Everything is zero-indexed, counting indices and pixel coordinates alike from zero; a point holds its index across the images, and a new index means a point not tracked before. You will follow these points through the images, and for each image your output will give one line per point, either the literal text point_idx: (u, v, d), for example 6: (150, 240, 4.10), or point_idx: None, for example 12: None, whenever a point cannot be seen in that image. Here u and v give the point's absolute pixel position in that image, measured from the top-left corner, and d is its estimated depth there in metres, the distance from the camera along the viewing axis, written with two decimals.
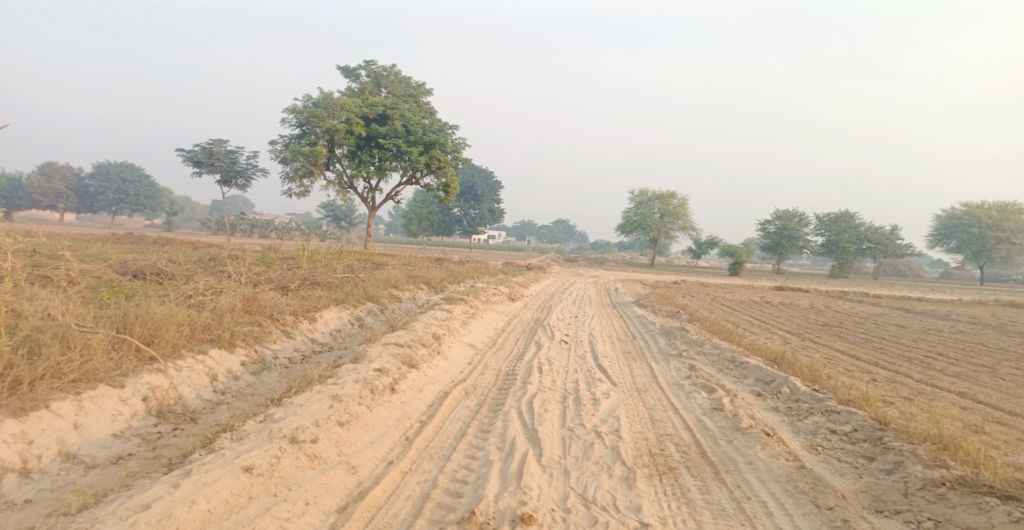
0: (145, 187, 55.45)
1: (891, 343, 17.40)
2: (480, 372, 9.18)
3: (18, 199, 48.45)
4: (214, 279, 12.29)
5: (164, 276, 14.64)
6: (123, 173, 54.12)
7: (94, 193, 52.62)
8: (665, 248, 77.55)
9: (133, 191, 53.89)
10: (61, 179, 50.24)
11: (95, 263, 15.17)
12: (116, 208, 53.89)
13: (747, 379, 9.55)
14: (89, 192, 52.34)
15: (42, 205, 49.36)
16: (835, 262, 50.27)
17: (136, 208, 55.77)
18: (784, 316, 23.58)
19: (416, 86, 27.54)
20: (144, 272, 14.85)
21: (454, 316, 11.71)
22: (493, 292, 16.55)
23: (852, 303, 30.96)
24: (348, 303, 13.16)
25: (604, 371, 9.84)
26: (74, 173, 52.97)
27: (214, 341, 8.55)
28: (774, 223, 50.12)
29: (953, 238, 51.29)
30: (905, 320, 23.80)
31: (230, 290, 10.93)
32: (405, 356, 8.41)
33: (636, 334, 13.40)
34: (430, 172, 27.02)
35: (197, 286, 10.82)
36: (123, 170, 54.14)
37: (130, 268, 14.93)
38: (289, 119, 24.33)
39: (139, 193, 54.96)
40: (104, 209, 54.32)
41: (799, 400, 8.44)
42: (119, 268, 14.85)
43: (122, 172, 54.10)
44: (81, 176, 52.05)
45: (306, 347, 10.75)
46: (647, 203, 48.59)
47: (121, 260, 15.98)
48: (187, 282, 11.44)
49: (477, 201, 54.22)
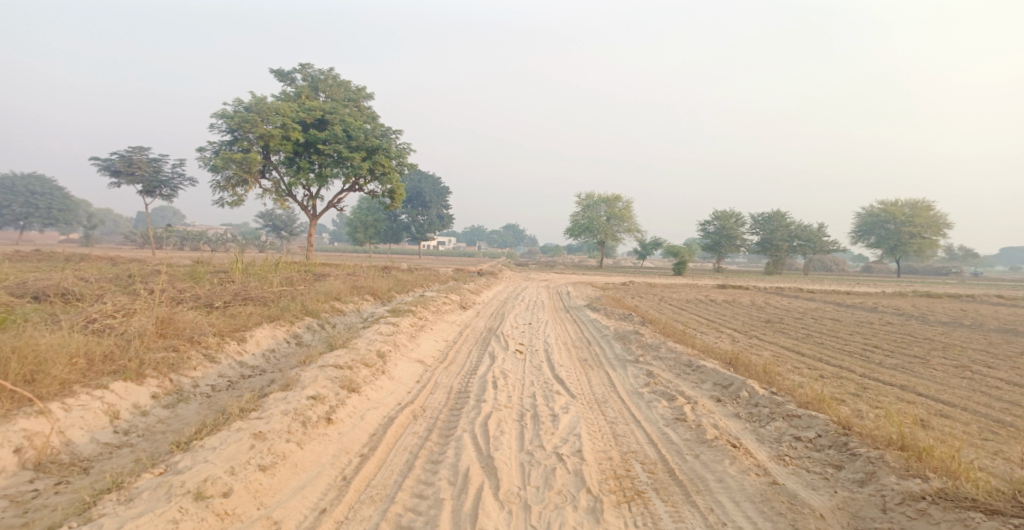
0: (57, 200, 52.13)
1: (832, 337, 17.55)
2: (430, 391, 8.47)
3: None
4: (131, 297, 11.15)
5: (72, 297, 13.27)
6: (32, 185, 50.66)
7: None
8: (608, 251, 78.23)
9: (43, 204, 50.67)
10: None
11: None
12: (24, 223, 50.26)
13: (706, 384, 9.10)
14: None
15: None
16: (769, 260, 51.56)
17: (48, 222, 52.28)
18: (730, 314, 23.68)
19: (356, 90, 26.55)
20: (49, 293, 13.44)
21: (401, 330, 10.94)
22: (442, 300, 15.80)
23: (789, 299, 31.59)
24: (283, 320, 12.19)
25: (561, 382, 9.28)
26: None
27: (117, 373, 7.70)
28: (713, 223, 51.00)
29: (873, 234, 53.48)
30: (839, 313, 24.31)
31: (144, 311, 9.90)
32: (345, 379, 7.64)
33: (591, 340, 12.93)
34: (374, 178, 26.03)
35: (106, 307, 9.78)
36: (32, 182, 50.69)
37: (33, 288, 13.50)
38: (219, 125, 22.95)
39: (51, 206, 51.59)
40: (13, 224, 50.55)
41: (759, 404, 7.87)
42: (18, 288, 13.39)
43: (30, 183, 50.64)
44: None
45: (234, 371, 9.84)
46: (593, 206, 48.63)
47: (23, 279, 14.46)
48: (97, 303, 10.32)
49: (426, 208, 52.51)
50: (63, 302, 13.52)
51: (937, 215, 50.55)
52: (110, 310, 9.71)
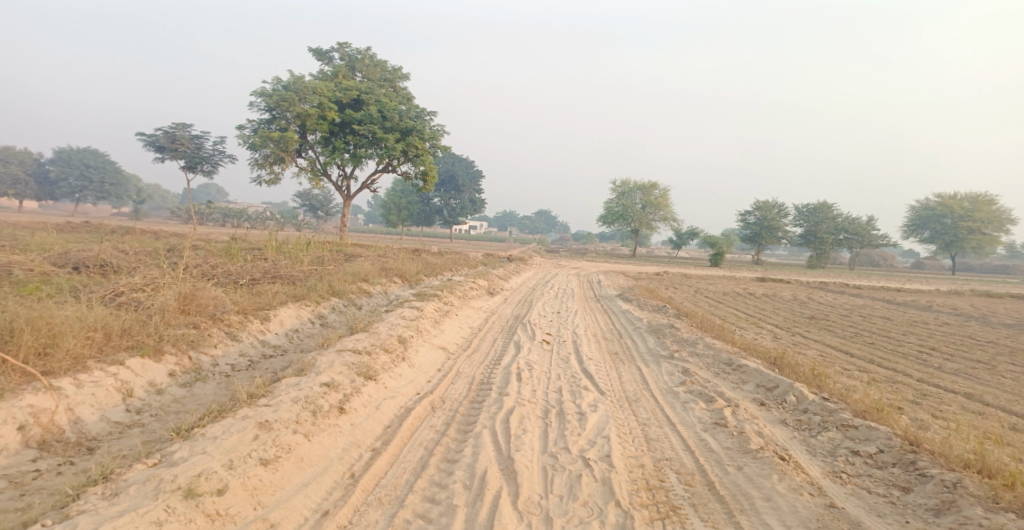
0: (109, 173, 53.19)
1: (882, 337, 16.59)
2: (451, 381, 8.07)
3: None
4: (159, 271, 10.98)
5: (109, 269, 13.20)
6: (86, 159, 51.90)
7: (54, 179, 50.16)
8: (644, 240, 77.16)
9: (96, 178, 51.76)
10: (19, 164, 48.06)
11: (31, 255, 13.71)
12: (80, 196, 51.51)
13: (747, 385, 8.53)
14: (50, 178, 49.88)
15: None
16: (813, 253, 49.92)
17: (100, 196, 53.53)
18: (770, 309, 22.75)
19: (393, 70, 26.17)
20: (87, 264, 13.40)
21: (425, 315, 10.55)
22: (470, 285, 15.38)
23: (834, 294, 30.40)
24: (309, 300, 11.92)
25: (589, 377, 8.81)
26: (33, 157, 50.72)
27: (134, 349, 7.48)
28: (754, 214, 49.56)
29: (927, 228, 51.33)
30: (889, 311, 23.19)
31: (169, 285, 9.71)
32: (362, 365, 7.28)
33: (623, 333, 12.37)
34: (408, 159, 25.68)
35: (133, 280, 9.60)
36: (86, 156, 51.90)
37: (70, 259, 13.50)
38: (258, 103, 22.84)
39: (104, 180, 52.76)
40: (67, 197, 51.94)
41: (808, 411, 7.27)
42: (59, 259, 13.38)
43: (85, 157, 51.82)
44: (41, 161, 49.83)
45: (255, 350, 9.60)
46: (629, 193, 47.67)
47: (61, 251, 14.50)
48: (123, 276, 10.17)
49: (458, 192, 52.31)
50: (100, 273, 13.48)
51: (999, 210, 48.12)
52: (137, 283, 9.50)
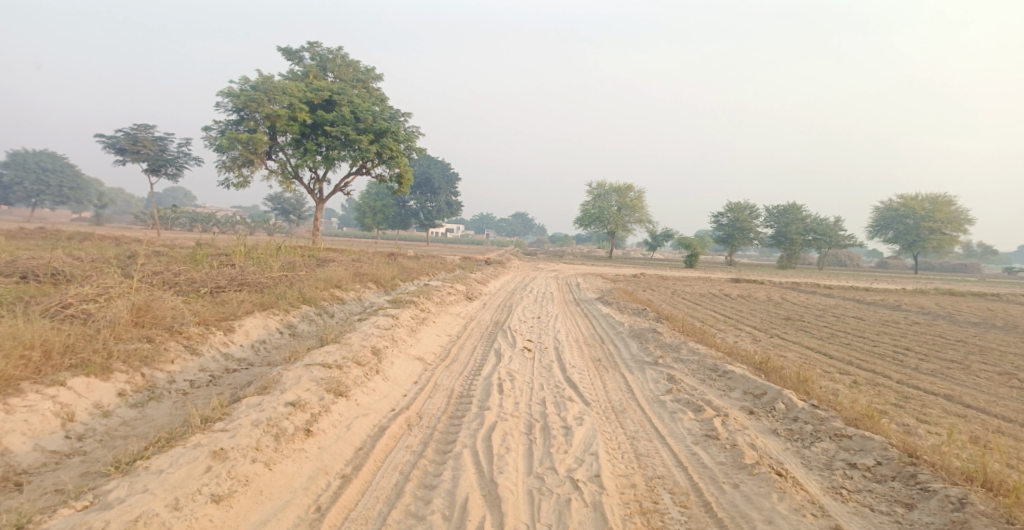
0: (68, 177, 51.53)
1: (858, 338, 16.53)
2: (428, 395, 7.63)
3: None
4: (116, 279, 10.34)
5: (61, 277, 12.46)
6: (43, 162, 50.14)
7: (9, 183, 48.34)
8: (619, 241, 77.32)
9: (54, 181, 50.09)
10: None
11: None
12: (37, 200, 49.76)
13: (734, 392, 8.23)
14: (4, 182, 48.00)
15: None
16: (783, 254, 50.36)
17: (59, 200, 51.72)
18: (746, 310, 22.65)
19: (365, 70, 25.57)
20: (38, 273, 12.60)
21: (400, 323, 10.08)
22: (447, 290, 14.92)
23: (807, 294, 30.55)
24: (277, 308, 11.33)
25: (574, 386, 8.44)
26: None
27: (79, 368, 6.97)
28: (726, 215, 49.81)
29: (891, 229, 52.17)
30: (862, 311, 23.27)
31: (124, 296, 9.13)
32: (332, 380, 6.79)
33: (604, 338, 12.03)
34: (381, 161, 25.08)
35: (84, 291, 8.98)
36: (43, 159, 50.11)
37: (20, 268, 12.72)
38: (225, 104, 22.09)
39: (62, 184, 50.97)
40: (24, 202, 50.09)
41: (798, 419, 6.92)
42: (7, 268, 12.60)
43: (42, 160, 50.13)
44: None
45: (218, 364, 9.04)
46: (604, 196, 47.59)
47: (12, 258, 13.67)
48: (74, 285, 9.54)
49: (435, 194, 51.62)
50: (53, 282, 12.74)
51: (959, 210, 49.02)
52: (89, 294, 8.86)
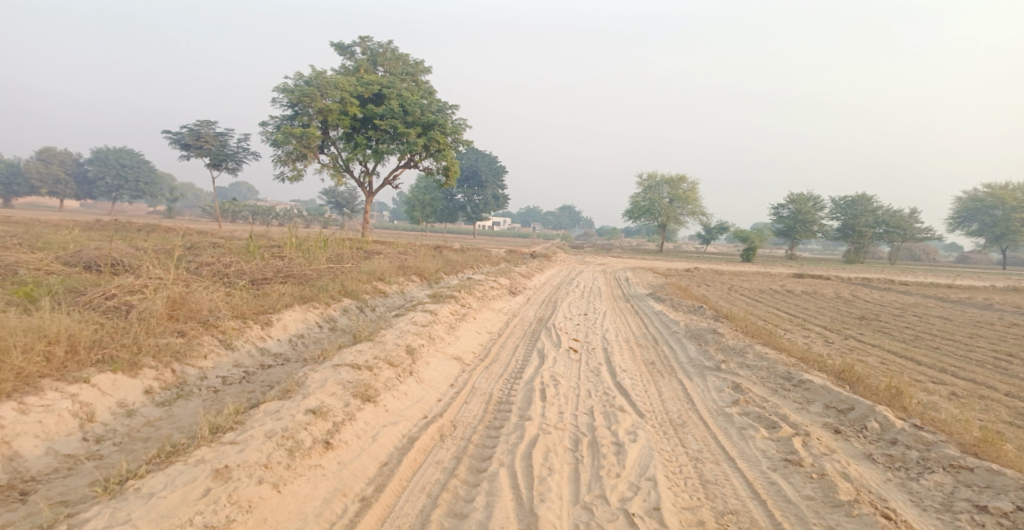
0: (144, 173, 52.86)
1: (947, 342, 14.97)
2: (464, 400, 6.96)
3: (18, 186, 47.68)
4: (161, 268, 10.06)
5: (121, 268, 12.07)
6: (122, 158, 51.81)
7: (92, 179, 50.58)
8: (673, 234, 75.34)
9: (132, 176, 51.60)
10: (60, 164, 49.39)
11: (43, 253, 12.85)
12: (117, 195, 51.72)
13: (813, 406, 7.29)
14: (88, 178, 50.40)
15: (41, 192, 48.31)
16: (850, 248, 47.75)
17: (136, 195, 53.29)
18: (814, 308, 21.11)
19: (415, 63, 25.07)
20: (99, 263, 12.40)
21: (438, 320, 9.43)
22: (490, 285, 14.25)
23: (880, 291, 28.60)
24: (317, 302, 10.82)
25: (625, 394, 7.60)
26: (74, 159, 51.58)
27: (105, 364, 6.62)
28: (787, 207, 47.58)
29: (976, 220, 48.81)
30: (945, 311, 21.44)
31: (163, 287, 8.76)
32: (359, 384, 6.19)
33: (658, 338, 11.09)
34: (429, 154, 24.58)
35: (127, 282, 8.67)
36: (122, 155, 51.90)
37: (83, 258, 12.58)
38: (280, 99, 21.99)
39: (139, 179, 52.35)
40: (106, 196, 52.50)
41: (897, 443, 6.07)
42: (71, 258, 12.40)
43: (121, 157, 51.90)
44: (80, 161, 50.50)
45: (253, 360, 8.57)
46: (655, 187, 46.06)
47: (75, 249, 13.59)
48: (117, 277, 9.27)
49: (481, 187, 51.13)
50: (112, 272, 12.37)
51: None
52: (131, 285, 8.53)
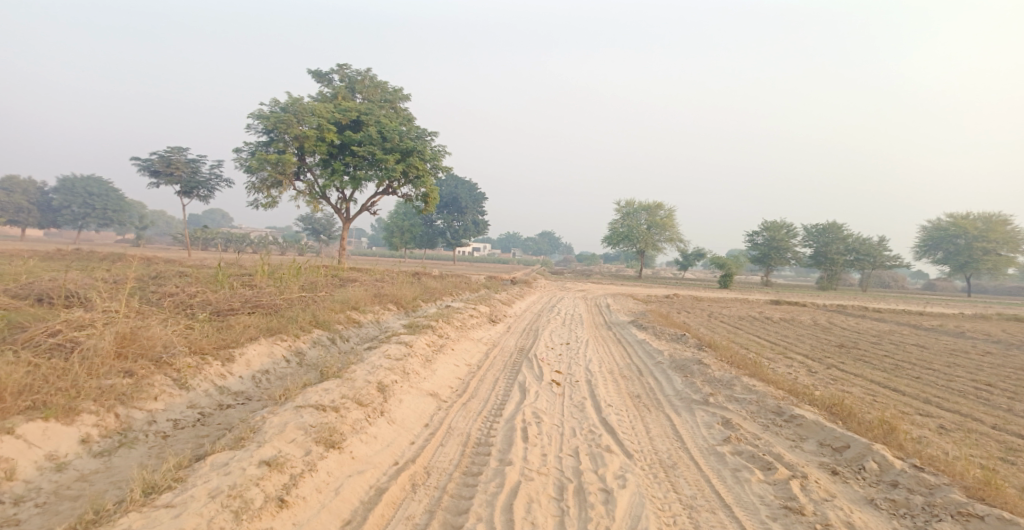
0: (113, 201, 52.01)
1: (926, 370, 14.82)
2: (440, 442, 6.45)
3: None
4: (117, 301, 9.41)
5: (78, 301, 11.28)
6: (90, 186, 50.77)
7: (58, 207, 49.19)
8: (649, 261, 75.59)
9: (99, 205, 50.64)
10: (24, 192, 47.60)
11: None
12: (83, 223, 50.45)
13: (807, 444, 6.93)
14: (54, 206, 48.88)
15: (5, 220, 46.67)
16: (823, 275, 48.16)
17: (103, 223, 52.14)
18: (793, 336, 20.94)
19: (394, 91, 24.77)
20: (52, 295, 11.51)
21: (414, 353, 8.91)
22: (469, 313, 13.78)
23: (856, 318, 28.67)
24: (285, 334, 10.19)
25: (611, 432, 7.15)
26: (39, 186, 50.04)
27: (36, 410, 6.15)
28: (762, 234, 47.94)
29: (940, 249, 49.62)
30: (922, 338, 21.42)
31: (115, 322, 8.13)
32: (324, 428, 5.65)
33: (642, 369, 10.68)
34: (407, 181, 24.16)
35: (78, 316, 8.03)
36: (90, 183, 50.82)
37: (35, 289, 11.70)
38: (255, 125, 21.50)
39: (107, 207, 51.48)
40: (71, 224, 50.86)
41: (898, 486, 5.74)
42: (23, 289, 11.60)
43: (89, 185, 50.78)
44: (45, 189, 48.89)
45: (210, 400, 7.95)
46: (633, 214, 46.13)
47: (31, 279, 12.82)
48: (68, 311, 8.62)
49: (460, 214, 50.71)
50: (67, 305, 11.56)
51: (1014, 231, 46.15)
52: (79, 319, 7.85)
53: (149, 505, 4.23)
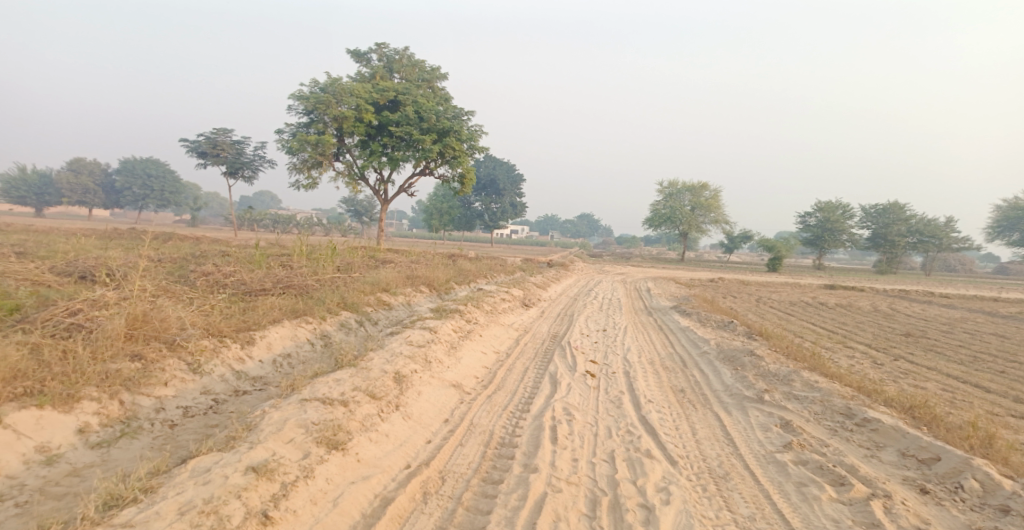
0: (170, 183, 52.59)
1: (1007, 364, 13.40)
2: (459, 441, 5.75)
3: (49, 195, 47.57)
4: (145, 282, 8.98)
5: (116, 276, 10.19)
6: (149, 168, 51.46)
7: (120, 189, 50.48)
8: (697, 243, 73.58)
9: (158, 186, 51.29)
10: (89, 174, 49.24)
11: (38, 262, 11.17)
12: (142, 204, 51.49)
13: (886, 453, 6.04)
14: (116, 188, 50.26)
15: (71, 201, 48.26)
16: (882, 258, 45.67)
17: (162, 204, 53.06)
18: (852, 323, 19.53)
19: (432, 70, 24.03)
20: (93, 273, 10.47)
21: (438, 340, 8.24)
22: (501, 296, 13.07)
23: (920, 304, 26.83)
24: (310, 317, 9.50)
25: (654, 433, 6.35)
26: (103, 168, 51.48)
27: (32, 397, 5.83)
28: (816, 215, 45.71)
29: (1018, 230, 46.59)
30: (996, 327, 19.73)
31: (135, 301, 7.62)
32: (328, 426, 5.06)
33: (686, 361, 9.78)
34: (444, 161, 23.47)
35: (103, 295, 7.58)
36: (149, 166, 51.52)
37: (78, 268, 10.63)
38: (295, 106, 21.11)
39: (165, 189, 52.16)
40: (132, 205, 52.20)
41: (1009, 512, 5.05)
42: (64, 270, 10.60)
43: (148, 167, 51.54)
44: (108, 171, 50.28)
45: (225, 386, 7.31)
46: (677, 195, 44.60)
47: (68, 257, 12.67)
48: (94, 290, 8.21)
49: (499, 196, 49.82)
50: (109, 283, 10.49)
51: None
52: (101, 299, 7.38)
53: (109, 524, 3.82)
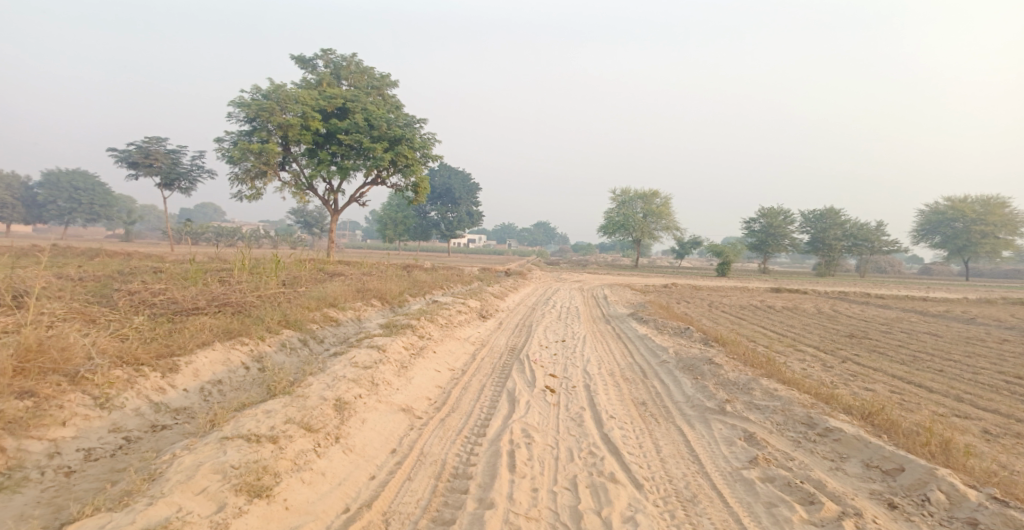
0: (100, 196, 50.42)
1: (947, 362, 13.67)
2: (407, 474, 5.22)
3: None
4: (55, 306, 8.08)
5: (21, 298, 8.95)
6: (75, 181, 49.14)
7: (42, 203, 47.58)
8: (646, 249, 74.39)
9: (86, 199, 48.99)
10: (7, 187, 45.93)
11: None
12: (69, 218, 48.85)
13: (851, 464, 5.82)
14: (38, 202, 47.39)
15: None
16: (821, 261, 47.01)
17: (90, 218, 50.66)
18: (800, 326, 19.75)
19: (381, 77, 23.37)
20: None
21: (386, 359, 7.65)
22: (456, 308, 12.54)
23: (860, 305, 27.55)
24: (246, 338, 8.72)
25: (617, 454, 5.95)
26: (23, 181, 48.37)
27: None
28: (759, 221, 46.75)
29: (937, 234, 48.58)
30: (932, 326, 20.32)
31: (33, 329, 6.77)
32: (250, 470, 4.58)
33: (647, 371, 9.45)
34: (397, 170, 22.78)
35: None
36: (75, 178, 49.17)
37: None
38: (235, 113, 20.10)
39: (94, 202, 49.89)
40: (56, 220, 49.16)
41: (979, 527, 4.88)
42: None
43: (74, 180, 49.16)
44: (30, 185, 47.34)
45: (139, 421, 6.55)
46: (629, 202, 44.86)
47: None
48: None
49: (455, 205, 49.32)
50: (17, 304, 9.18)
51: (1012, 213, 44.97)
52: None
53: None
